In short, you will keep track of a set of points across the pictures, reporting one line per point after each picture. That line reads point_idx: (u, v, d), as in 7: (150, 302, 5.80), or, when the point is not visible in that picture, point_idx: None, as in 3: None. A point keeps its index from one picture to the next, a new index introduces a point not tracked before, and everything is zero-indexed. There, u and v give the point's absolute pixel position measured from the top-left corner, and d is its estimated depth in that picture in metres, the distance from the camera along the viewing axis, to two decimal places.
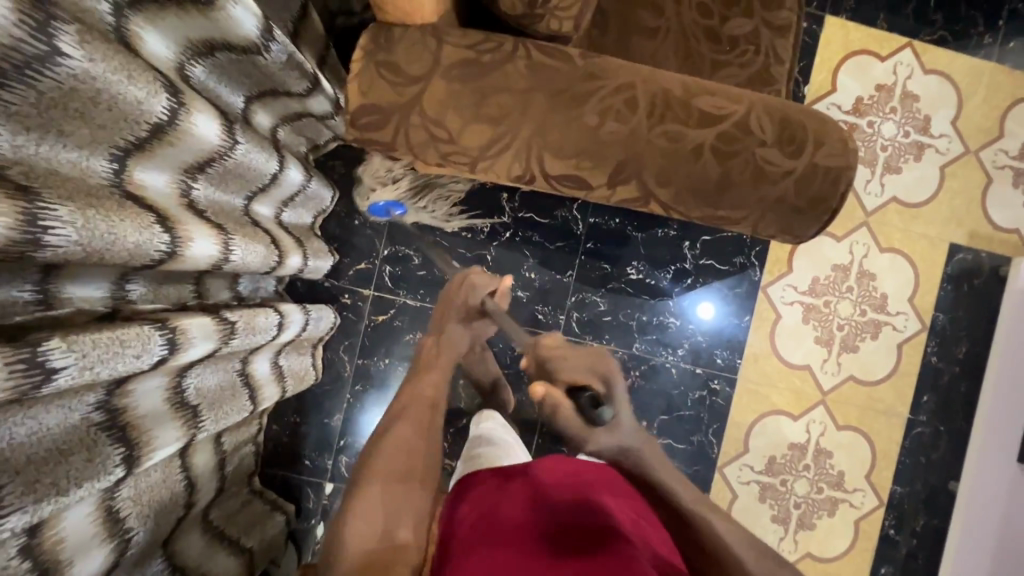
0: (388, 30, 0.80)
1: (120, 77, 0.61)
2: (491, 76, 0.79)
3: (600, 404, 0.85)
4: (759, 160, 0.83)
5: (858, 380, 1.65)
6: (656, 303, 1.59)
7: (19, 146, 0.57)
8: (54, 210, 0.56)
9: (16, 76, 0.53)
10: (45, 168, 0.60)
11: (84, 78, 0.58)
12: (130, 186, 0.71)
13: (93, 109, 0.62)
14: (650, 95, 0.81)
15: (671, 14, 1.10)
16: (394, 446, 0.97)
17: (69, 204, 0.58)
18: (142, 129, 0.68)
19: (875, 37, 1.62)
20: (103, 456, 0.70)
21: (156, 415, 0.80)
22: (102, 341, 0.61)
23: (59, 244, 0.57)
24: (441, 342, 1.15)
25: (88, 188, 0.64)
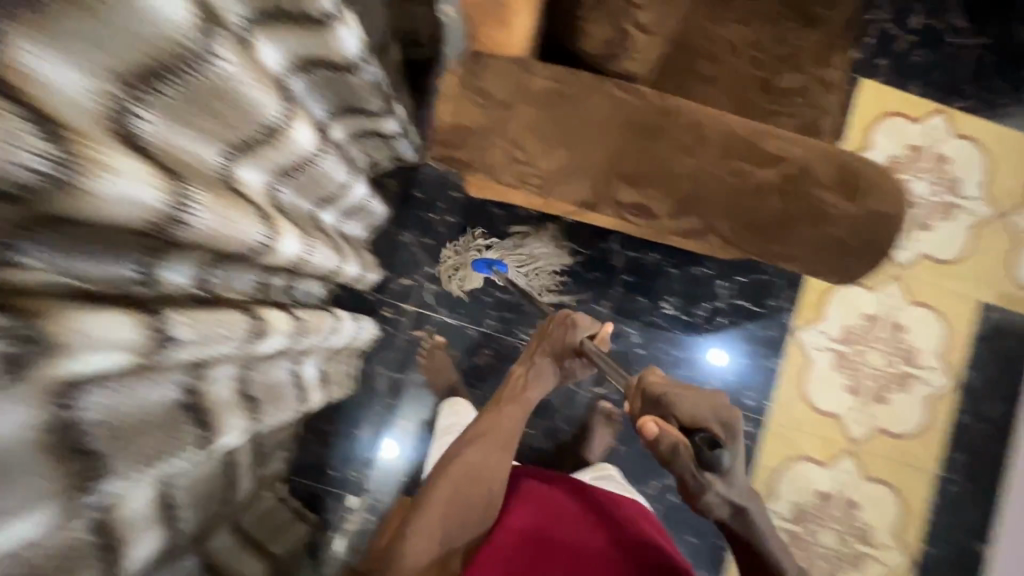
0: (479, 59, 0.86)
1: (252, 81, 0.68)
2: (572, 105, 0.85)
3: (716, 445, 0.85)
4: (818, 201, 0.87)
5: (887, 432, 1.64)
6: (688, 339, 1.62)
7: (161, 134, 0.62)
8: (196, 198, 0.58)
9: (177, 73, 0.58)
10: (177, 158, 0.64)
11: (227, 79, 0.64)
12: (232, 179, 0.76)
13: (223, 107, 0.67)
14: (719, 133, 0.86)
15: (727, 65, 1.18)
16: (464, 471, 1.10)
17: (204, 194, 0.61)
18: (255, 129, 0.75)
19: (909, 101, 1.70)
20: (185, 434, 0.71)
21: (227, 402, 0.82)
22: (210, 320, 0.67)
23: (195, 229, 0.60)
24: (531, 377, 1.28)
25: (205, 178, 0.68)
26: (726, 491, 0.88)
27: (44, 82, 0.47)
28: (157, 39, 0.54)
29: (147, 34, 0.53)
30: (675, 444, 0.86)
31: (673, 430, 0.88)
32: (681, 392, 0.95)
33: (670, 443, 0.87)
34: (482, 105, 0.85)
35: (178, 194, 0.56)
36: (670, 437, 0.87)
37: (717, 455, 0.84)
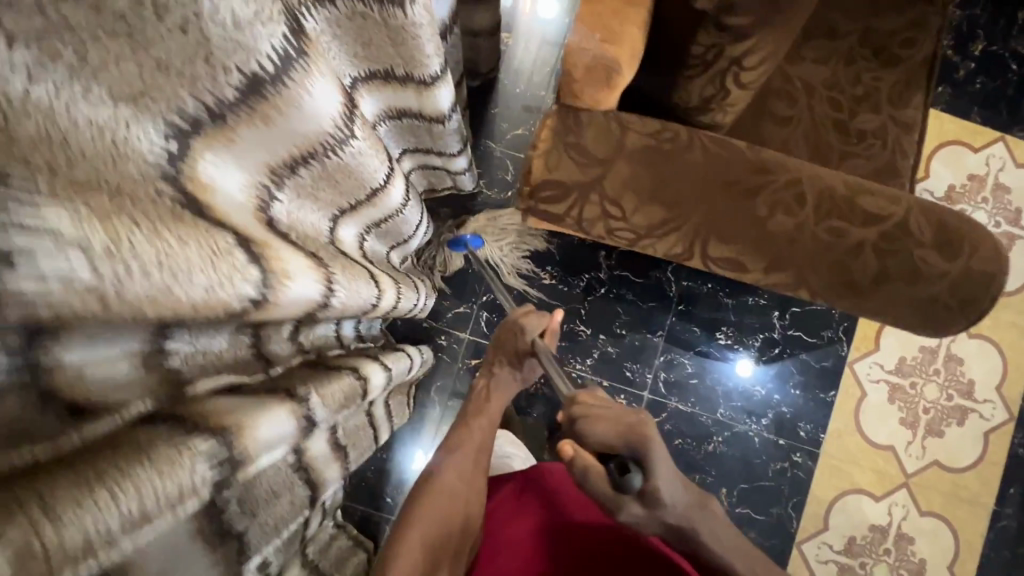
0: (576, 114, 0.86)
1: (373, 153, 0.69)
2: (670, 162, 0.85)
3: (627, 470, 0.78)
4: (916, 261, 0.86)
5: (943, 465, 1.63)
6: (742, 370, 1.61)
7: (293, 213, 0.62)
8: (336, 279, 0.66)
9: (319, 157, 0.60)
10: (305, 233, 0.64)
11: (356, 156, 0.66)
12: (336, 242, 0.76)
13: (343, 179, 0.68)
14: (816, 190, 0.86)
15: (803, 105, 1.16)
16: (436, 497, 0.96)
17: (333, 264, 0.67)
18: (363, 193, 0.76)
19: (969, 130, 1.68)
20: (296, 498, 0.70)
21: (325, 457, 0.80)
22: (334, 393, 0.67)
23: (336, 298, 0.67)
24: (491, 389, 1.20)
25: (323, 247, 0.69)
26: (647, 512, 0.81)
27: (219, 192, 0.47)
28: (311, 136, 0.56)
29: (302, 131, 0.54)
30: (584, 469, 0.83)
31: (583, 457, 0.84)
32: (598, 413, 0.85)
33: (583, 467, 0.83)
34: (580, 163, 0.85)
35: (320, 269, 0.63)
36: (581, 462, 0.83)
37: (630, 478, 0.77)
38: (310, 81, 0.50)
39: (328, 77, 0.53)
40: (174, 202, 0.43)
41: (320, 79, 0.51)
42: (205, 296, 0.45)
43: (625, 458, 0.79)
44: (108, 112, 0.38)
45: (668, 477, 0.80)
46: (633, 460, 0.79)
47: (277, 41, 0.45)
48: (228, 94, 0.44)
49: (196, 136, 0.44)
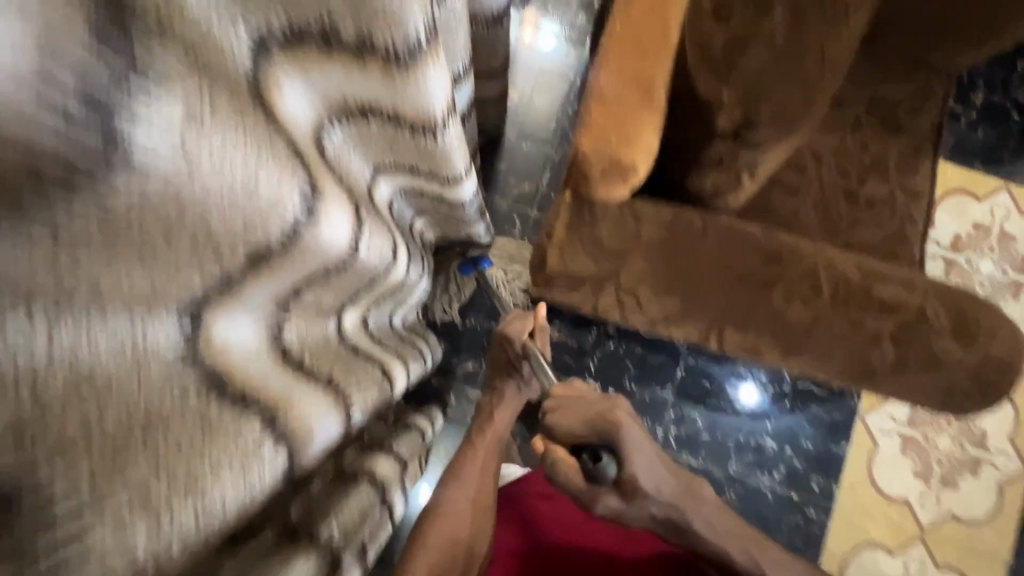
0: (590, 206, 0.85)
1: (379, 259, 0.74)
2: (684, 254, 0.86)
3: (600, 456, 0.82)
4: (934, 349, 0.86)
5: (959, 518, 1.60)
6: (754, 423, 1.60)
7: (304, 335, 0.64)
8: (353, 395, 0.73)
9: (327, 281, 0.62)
10: (317, 345, 0.67)
11: (363, 268, 0.70)
12: (348, 340, 0.78)
13: (347, 289, 0.71)
14: (833, 279, 0.86)
15: (811, 174, 1.17)
16: (436, 541, 0.91)
17: (340, 372, 0.71)
18: (368, 291, 0.79)
19: (973, 180, 1.69)
20: None
21: None
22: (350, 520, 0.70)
23: (348, 403, 0.71)
24: (495, 403, 1.09)
25: (336, 353, 0.72)
26: (631, 506, 0.81)
27: (237, 348, 0.52)
28: (317, 270, 0.59)
29: (312, 265, 0.57)
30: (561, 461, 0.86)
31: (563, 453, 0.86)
32: (565, 407, 0.89)
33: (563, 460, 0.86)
34: (594, 256, 0.87)
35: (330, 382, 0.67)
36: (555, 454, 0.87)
37: (608, 467, 0.81)
38: (325, 220, 0.55)
39: (343, 215, 0.58)
40: (191, 381, 0.48)
41: (333, 216, 0.56)
42: (250, 488, 0.54)
43: (599, 446, 0.84)
44: (127, 319, 0.43)
45: (645, 464, 0.81)
46: (604, 445, 0.83)
47: (298, 207, 0.51)
48: (234, 267, 0.48)
49: (200, 320, 0.48)
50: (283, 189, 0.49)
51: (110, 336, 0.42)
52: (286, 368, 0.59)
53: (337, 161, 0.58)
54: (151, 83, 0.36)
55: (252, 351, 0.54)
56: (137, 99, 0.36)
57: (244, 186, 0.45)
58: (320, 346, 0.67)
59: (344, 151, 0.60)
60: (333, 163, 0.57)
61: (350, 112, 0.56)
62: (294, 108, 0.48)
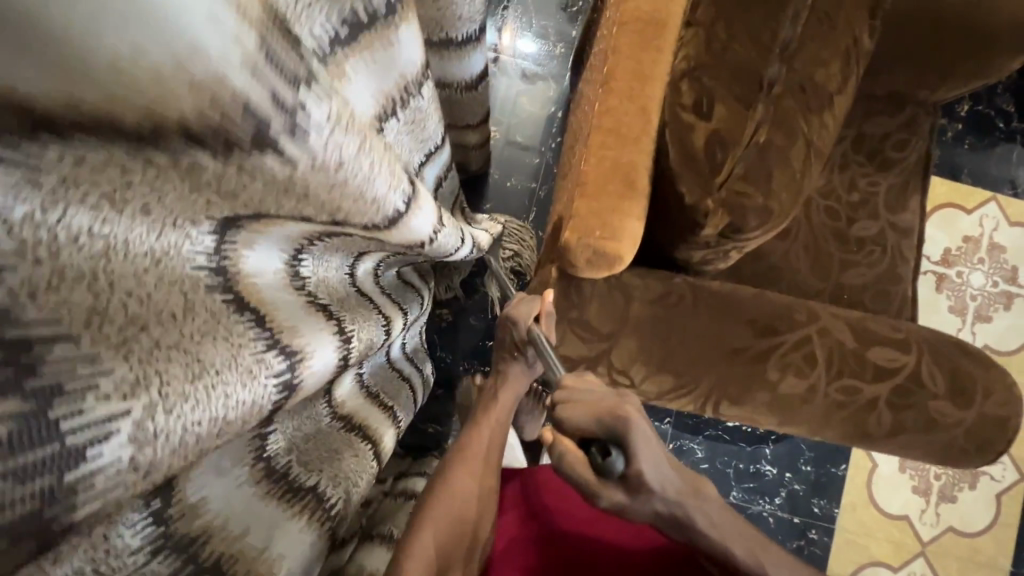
0: (578, 286, 0.84)
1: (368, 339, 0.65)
2: (675, 329, 0.84)
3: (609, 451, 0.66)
4: (931, 412, 0.85)
5: (958, 531, 1.62)
6: (753, 450, 1.60)
7: (286, 433, 0.59)
8: (335, 500, 0.66)
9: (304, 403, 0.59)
10: (300, 439, 0.62)
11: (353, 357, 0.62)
12: (339, 410, 0.71)
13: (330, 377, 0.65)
14: (827, 348, 0.85)
15: (800, 217, 1.15)
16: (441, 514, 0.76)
17: (330, 472, 0.66)
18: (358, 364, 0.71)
19: (961, 192, 1.68)
20: None
21: None
22: None
23: (336, 517, 0.67)
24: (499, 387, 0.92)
25: (323, 444, 0.66)
26: (650, 506, 0.65)
27: (206, 501, 0.49)
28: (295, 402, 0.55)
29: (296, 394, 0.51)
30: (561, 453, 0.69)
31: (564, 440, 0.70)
32: (571, 394, 0.72)
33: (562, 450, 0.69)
34: (584, 336, 0.85)
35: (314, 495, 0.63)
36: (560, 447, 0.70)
37: (614, 464, 0.65)
38: (309, 348, 0.51)
39: (327, 342, 0.53)
40: None
41: (319, 346, 0.52)
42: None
43: (606, 439, 0.67)
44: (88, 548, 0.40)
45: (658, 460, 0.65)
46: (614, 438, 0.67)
47: (271, 383, 0.46)
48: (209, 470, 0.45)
49: (169, 512, 0.46)
50: (254, 389, 0.45)
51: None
52: (270, 493, 0.57)
53: (314, 289, 0.55)
54: (97, 388, 0.34)
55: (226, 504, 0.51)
56: (82, 419, 0.33)
57: (217, 413, 0.41)
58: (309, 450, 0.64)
59: (323, 269, 0.57)
60: (312, 295, 0.55)
61: (329, 237, 0.52)
62: (262, 263, 0.47)
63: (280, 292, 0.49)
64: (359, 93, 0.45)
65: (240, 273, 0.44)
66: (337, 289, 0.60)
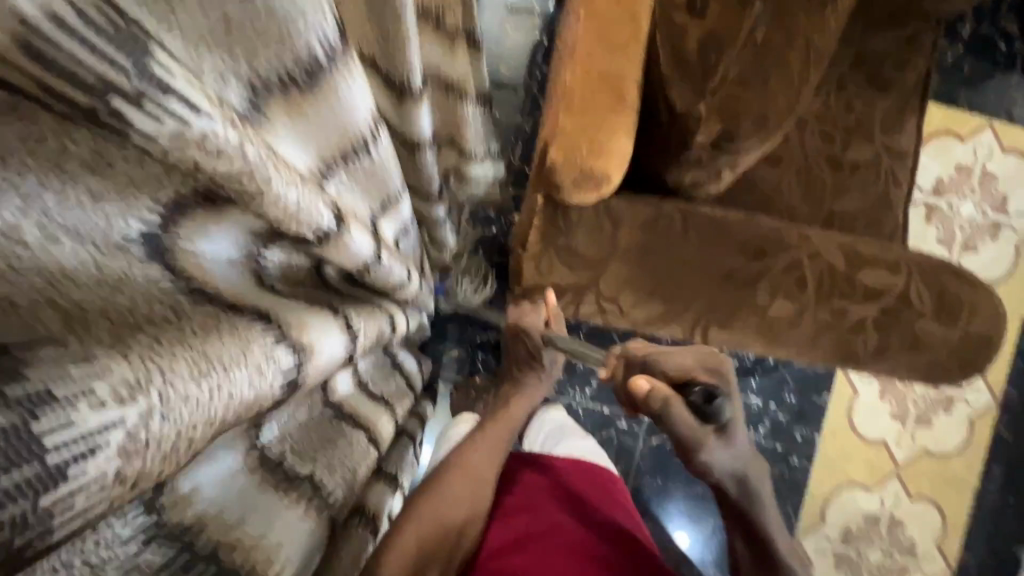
0: (565, 213, 0.81)
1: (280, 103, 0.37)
2: (666, 251, 0.82)
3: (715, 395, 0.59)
4: (918, 331, 0.86)
5: (931, 453, 1.70)
6: (739, 383, 1.64)
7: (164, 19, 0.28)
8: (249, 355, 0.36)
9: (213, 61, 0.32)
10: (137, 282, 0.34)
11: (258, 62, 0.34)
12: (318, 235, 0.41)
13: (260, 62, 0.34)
14: (817, 271, 0.84)
15: (794, 142, 1.12)
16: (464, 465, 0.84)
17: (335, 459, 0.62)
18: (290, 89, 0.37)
19: (957, 119, 1.64)
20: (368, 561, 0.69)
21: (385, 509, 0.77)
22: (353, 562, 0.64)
23: (338, 504, 0.63)
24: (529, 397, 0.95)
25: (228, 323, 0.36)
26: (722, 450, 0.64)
27: (214, 268, 0.39)
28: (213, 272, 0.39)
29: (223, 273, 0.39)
30: (667, 402, 0.59)
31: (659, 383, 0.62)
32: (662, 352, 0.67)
33: (662, 401, 0.60)
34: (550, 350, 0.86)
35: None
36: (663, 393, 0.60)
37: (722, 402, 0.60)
38: (273, 541, 0.51)
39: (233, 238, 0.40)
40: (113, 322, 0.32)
41: (215, 240, 0.39)
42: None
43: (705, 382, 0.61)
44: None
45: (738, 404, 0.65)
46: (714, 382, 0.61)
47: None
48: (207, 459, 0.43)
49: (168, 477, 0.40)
50: (258, 361, 0.37)
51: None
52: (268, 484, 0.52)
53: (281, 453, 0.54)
54: (93, 394, 0.27)
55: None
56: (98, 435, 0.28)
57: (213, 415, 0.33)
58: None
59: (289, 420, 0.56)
60: (272, 456, 0.53)
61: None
62: None
63: (237, 486, 0.48)
64: (295, 152, 0.40)
65: (179, 246, 0.37)
66: (303, 435, 0.58)
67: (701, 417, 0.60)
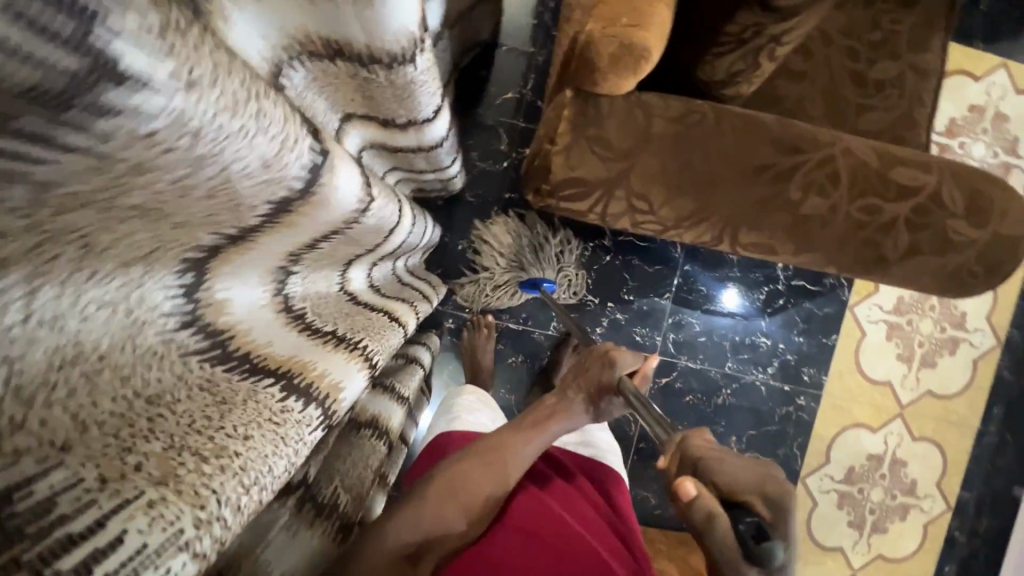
0: (596, 102, 0.78)
1: None
2: (699, 141, 0.80)
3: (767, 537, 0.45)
4: (948, 232, 0.85)
5: (935, 395, 1.72)
6: (748, 323, 1.65)
7: None
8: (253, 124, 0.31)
9: None
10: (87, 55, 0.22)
11: None
12: None
13: None
14: (850, 166, 0.82)
15: (819, 57, 1.09)
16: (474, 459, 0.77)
17: (356, 331, 0.59)
18: None
19: (972, 57, 1.62)
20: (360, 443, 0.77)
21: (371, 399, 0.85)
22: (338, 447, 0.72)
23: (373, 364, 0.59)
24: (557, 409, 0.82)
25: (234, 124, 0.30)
26: None
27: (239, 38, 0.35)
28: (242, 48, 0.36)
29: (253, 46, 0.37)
30: (711, 522, 0.46)
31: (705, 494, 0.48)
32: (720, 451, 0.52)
33: (706, 517, 0.46)
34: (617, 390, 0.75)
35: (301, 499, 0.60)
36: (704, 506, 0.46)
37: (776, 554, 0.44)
38: (322, 371, 0.46)
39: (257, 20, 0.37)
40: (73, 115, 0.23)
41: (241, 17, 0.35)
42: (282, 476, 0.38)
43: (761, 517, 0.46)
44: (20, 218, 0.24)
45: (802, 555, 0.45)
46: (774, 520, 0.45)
47: None
48: (251, 222, 0.37)
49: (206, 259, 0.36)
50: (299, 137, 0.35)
51: (108, 315, 0.30)
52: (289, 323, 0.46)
53: (305, 310, 0.49)
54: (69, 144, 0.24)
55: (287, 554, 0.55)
56: (169, 108, 0.26)
57: (242, 153, 0.31)
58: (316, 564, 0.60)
59: (309, 281, 0.52)
60: (296, 310, 0.48)
61: None
62: None
63: (265, 316, 0.43)
64: None
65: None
66: (320, 301, 0.54)
67: (742, 559, 0.44)
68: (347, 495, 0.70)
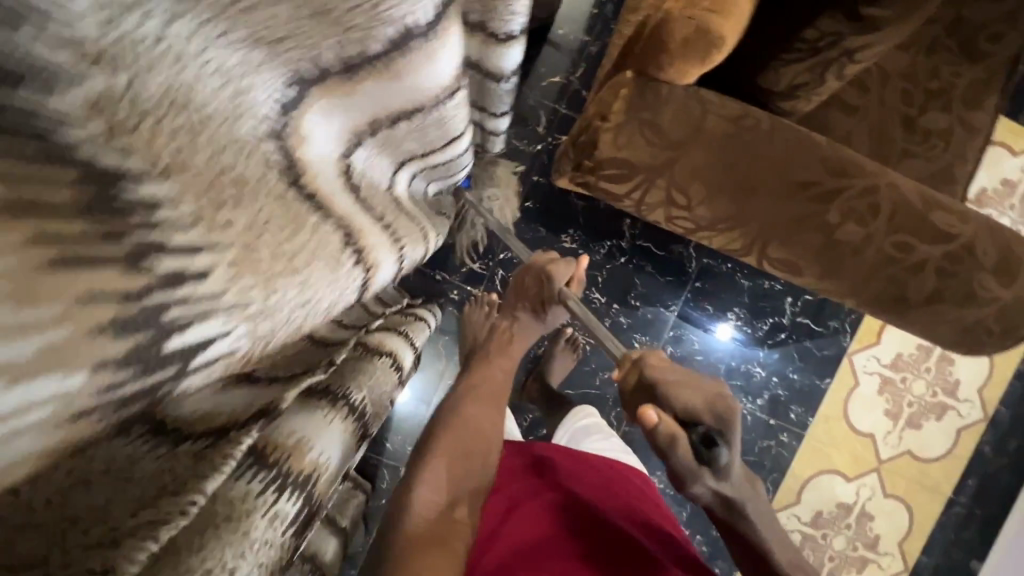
0: (654, 86, 0.77)
1: None
2: (750, 145, 0.79)
3: (713, 443, 0.64)
4: (975, 285, 0.85)
5: (914, 456, 1.73)
6: (746, 350, 1.64)
7: None
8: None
9: None
10: None
11: None
12: None
13: None
14: (891, 200, 0.82)
15: (874, 94, 1.09)
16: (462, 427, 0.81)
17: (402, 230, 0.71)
18: None
19: (1014, 133, 1.63)
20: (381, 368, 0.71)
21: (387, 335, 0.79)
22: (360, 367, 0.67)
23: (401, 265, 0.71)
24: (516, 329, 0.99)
25: None
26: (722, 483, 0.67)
27: None
28: None
29: None
30: (672, 441, 0.63)
31: (667, 419, 0.65)
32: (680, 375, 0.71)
33: (668, 437, 0.64)
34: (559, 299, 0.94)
35: (321, 389, 0.58)
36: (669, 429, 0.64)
37: (720, 454, 0.64)
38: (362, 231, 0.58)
39: None
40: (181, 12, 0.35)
41: None
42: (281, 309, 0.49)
43: (710, 427, 0.65)
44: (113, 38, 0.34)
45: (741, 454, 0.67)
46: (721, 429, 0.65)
47: None
48: (351, 49, 0.46)
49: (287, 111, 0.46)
50: None
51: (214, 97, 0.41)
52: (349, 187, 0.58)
53: (361, 180, 0.60)
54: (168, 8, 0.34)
55: (310, 430, 0.53)
56: None
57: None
58: (341, 448, 0.56)
59: (371, 164, 0.62)
60: (357, 177, 0.60)
61: None
62: None
63: (332, 159, 0.54)
64: None
65: None
66: (378, 187, 0.65)
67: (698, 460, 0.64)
68: (372, 407, 0.67)
